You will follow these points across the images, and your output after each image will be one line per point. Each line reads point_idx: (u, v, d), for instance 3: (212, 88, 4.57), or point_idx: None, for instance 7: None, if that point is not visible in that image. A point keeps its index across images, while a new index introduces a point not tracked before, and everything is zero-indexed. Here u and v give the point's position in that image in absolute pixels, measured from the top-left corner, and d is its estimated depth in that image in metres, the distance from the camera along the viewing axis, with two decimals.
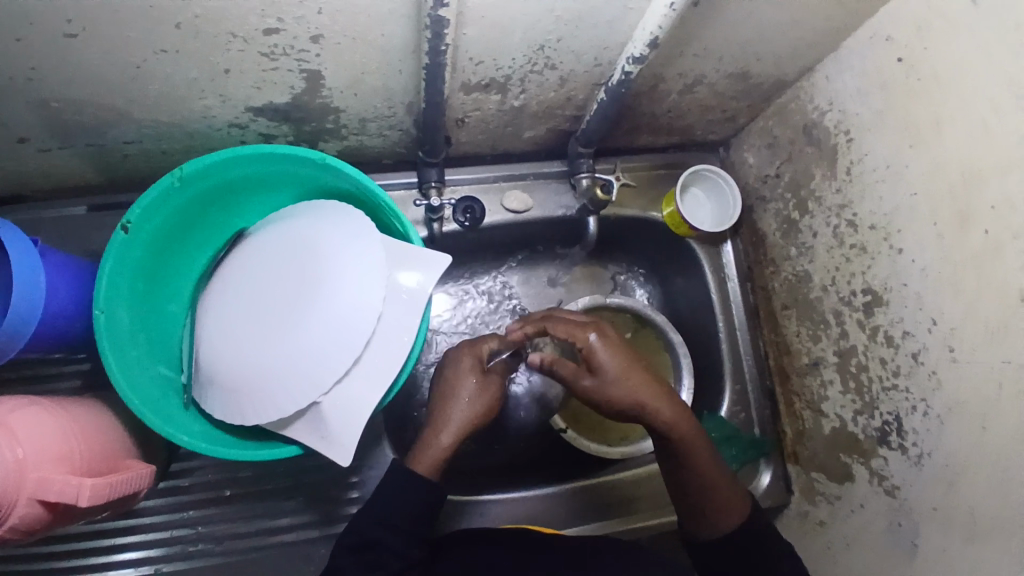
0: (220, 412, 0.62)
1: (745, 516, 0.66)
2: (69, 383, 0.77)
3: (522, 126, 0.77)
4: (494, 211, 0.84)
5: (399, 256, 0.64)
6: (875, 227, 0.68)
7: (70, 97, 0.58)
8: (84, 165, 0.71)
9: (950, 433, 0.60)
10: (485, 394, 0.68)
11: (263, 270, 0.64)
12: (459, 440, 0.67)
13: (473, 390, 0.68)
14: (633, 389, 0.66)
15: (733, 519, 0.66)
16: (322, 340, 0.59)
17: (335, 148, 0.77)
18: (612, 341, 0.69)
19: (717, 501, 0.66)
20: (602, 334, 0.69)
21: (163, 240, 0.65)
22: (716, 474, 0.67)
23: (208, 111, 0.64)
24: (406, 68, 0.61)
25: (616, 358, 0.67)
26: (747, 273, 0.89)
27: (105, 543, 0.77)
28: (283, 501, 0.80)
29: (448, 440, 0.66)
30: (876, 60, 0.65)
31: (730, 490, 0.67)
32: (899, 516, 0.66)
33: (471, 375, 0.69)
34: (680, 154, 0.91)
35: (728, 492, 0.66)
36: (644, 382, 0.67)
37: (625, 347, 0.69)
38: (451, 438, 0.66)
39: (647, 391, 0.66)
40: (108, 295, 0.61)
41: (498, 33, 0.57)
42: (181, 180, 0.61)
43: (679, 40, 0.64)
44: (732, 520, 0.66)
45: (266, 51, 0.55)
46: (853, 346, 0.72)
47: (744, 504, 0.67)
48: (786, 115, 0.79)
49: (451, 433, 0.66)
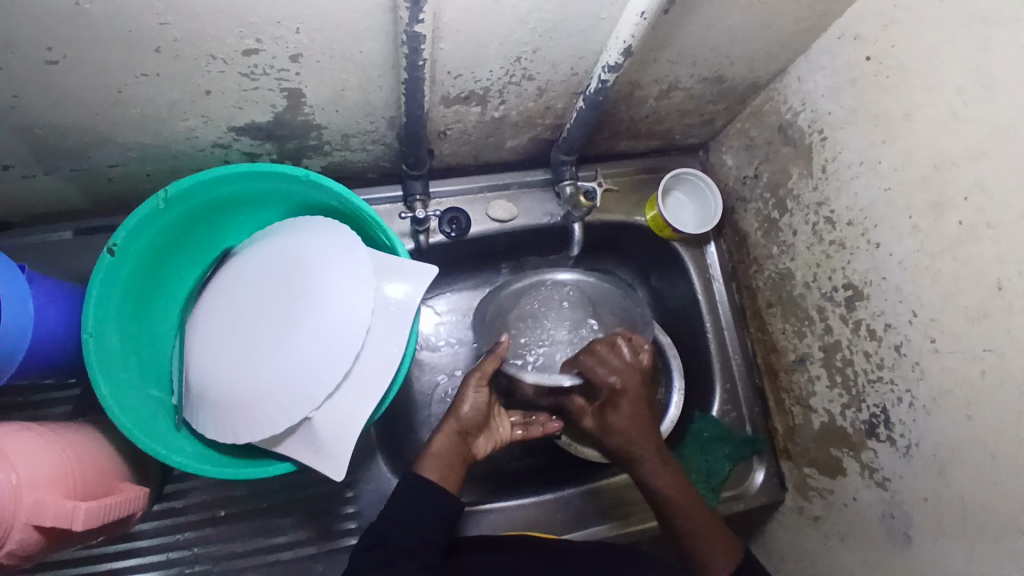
0: (213, 432, 0.62)
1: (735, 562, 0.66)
2: (59, 409, 0.76)
3: (503, 137, 0.78)
4: (480, 221, 0.84)
5: (386, 269, 0.65)
6: (852, 223, 0.69)
7: (53, 123, 0.59)
8: (67, 190, 0.72)
9: (936, 422, 0.61)
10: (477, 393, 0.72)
11: (251, 288, 0.65)
12: (452, 440, 0.69)
13: (463, 396, 0.72)
14: (633, 438, 0.70)
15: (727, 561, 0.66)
16: (311, 356, 0.60)
17: (319, 165, 0.78)
18: (630, 395, 0.71)
19: (708, 545, 0.66)
20: (625, 389, 0.70)
21: (152, 262, 0.66)
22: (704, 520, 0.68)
23: (191, 132, 0.65)
24: (386, 83, 0.62)
25: (628, 413, 0.70)
26: (731, 273, 0.90)
27: (100, 568, 0.76)
28: (280, 518, 0.79)
29: (441, 440, 0.69)
30: (845, 60, 0.67)
31: (719, 533, 0.67)
32: (891, 508, 0.67)
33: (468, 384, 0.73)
34: (660, 158, 0.93)
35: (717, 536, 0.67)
36: (646, 441, 0.70)
37: (644, 399, 0.71)
38: (443, 439, 0.69)
39: (645, 444, 0.70)
40: (97, 318, 0.61)
41: (473, 47, 0.58)
42: (166, 202, 0.62)
43: (653, 48, 0.65)
44: (724, 564, 0.65)
45: (247, 72, 0.56)
46: (837, 341, 0.73)
47: (737, 551, 0.66)
48: (762, 116, 0.80)
49: (449, 435, 0.70)
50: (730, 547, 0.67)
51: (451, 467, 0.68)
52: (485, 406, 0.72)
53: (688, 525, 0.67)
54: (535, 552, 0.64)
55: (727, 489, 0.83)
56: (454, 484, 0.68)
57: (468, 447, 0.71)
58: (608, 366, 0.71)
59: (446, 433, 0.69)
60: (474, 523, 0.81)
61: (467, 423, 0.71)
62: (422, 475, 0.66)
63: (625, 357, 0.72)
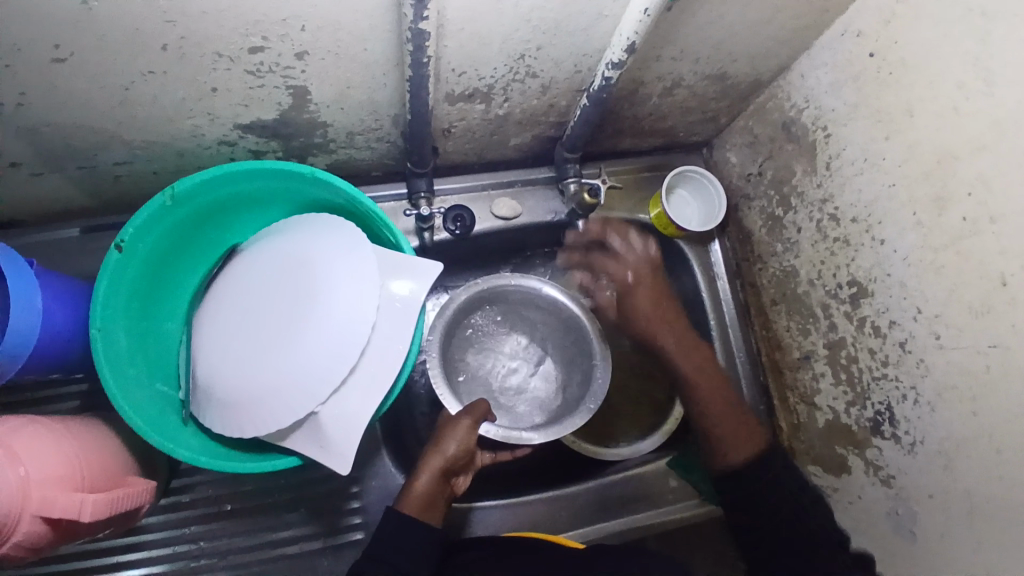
0: (220, 427, 0.63)
1: (760, 451, 0.74)
2: (66, 404, 0.77)
3: (507, 134, 0.79)
4: (484, 219, 0.85)
5: (391, 265, 0.65)
6: (856, 220, 0.69)
7: (60, 121, 0.59)
8: (75, 188, 0.72)
9: (941, 418, 0.61)
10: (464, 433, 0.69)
11: (256, 285, 0.65)
12: (437, 478, 0.68)
13: (450, 434, 0.69)
14: (661, 322, 0.81)
15: (744, 452, 0.74)
16: (315, 352, 0.60)
17: (325, 162, 0.78)
18: (651, 279, 0.82)
19: (735, 444, 0.75)
20: (640, 275, 0.82)
21: (159, 259, 0.67)
22: (735, 429, 0.76)
23: (197, 130, 0.65)
24: (391, 81, 0.63)
25: (651, 304, 0.81)
26: (736, 270, 0.90)
27: (107, 561, 0.76)
28: (286, 513, 0.80)
29: (426, 479, 0.67)
30: (848, 56, 0.67)
31: (745, 429, 0.76)
32: (896, 505, 0.67)
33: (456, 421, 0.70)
34: (664, 156, 0.93)
35: (747, 444, 0.74)
36: (668, 332, 0.81)
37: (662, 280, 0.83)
38: (429, 477, 0.67)
39: (668, 336, 0.81)
40: (105, 315, 0.61)
41: (477, 44, 0.59)
42: (172, 199, 0.62)
43: (657, 45, 0.65)
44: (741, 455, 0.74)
45: (252, 70, 0.57)
46: (842, 338, 0.73)
47: (761, 441, 0.75)
48: (765, 113, 0.80)
49: (432, 473, 0.68)
50: (754, 442, 0.75)
51: (433, 505, 0.67)
52: (473, 447, 0.69)
53: (718, 428, 0.76)
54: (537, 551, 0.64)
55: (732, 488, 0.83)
56: (436, 523, 0.67)
57: (450, 485, 0.70)
58: (632, 249, 0.82)
59: (434, 471, 0.67)
60: (478, 520, 0.81)
61: (454, 463, 0.69)
62: (404, 513, 0.65)
63: (643, 249, 0.83)
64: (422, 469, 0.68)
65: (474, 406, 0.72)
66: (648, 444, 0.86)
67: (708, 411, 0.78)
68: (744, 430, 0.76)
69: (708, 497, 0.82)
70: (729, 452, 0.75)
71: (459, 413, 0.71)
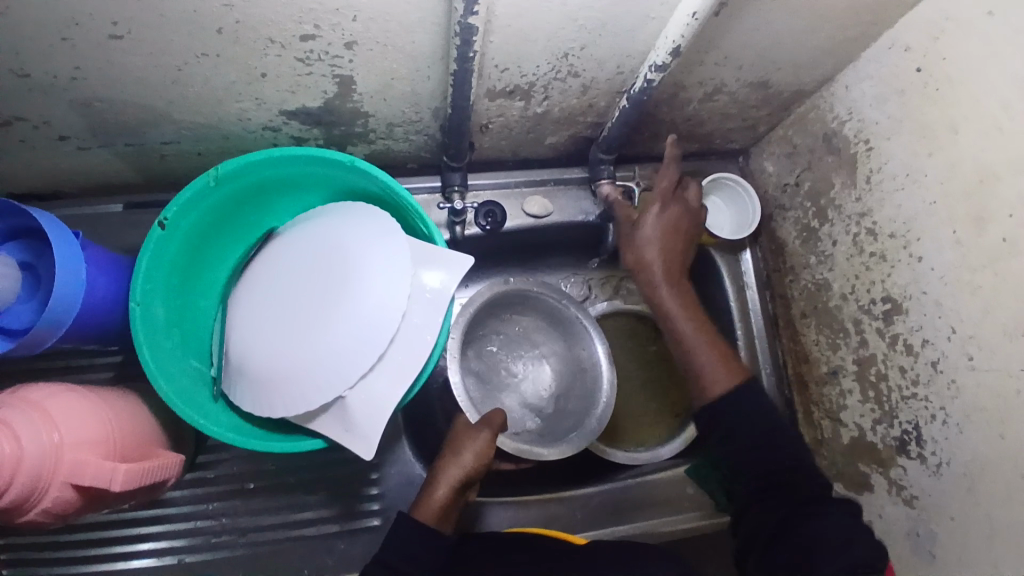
0: (248, 405, 0.64)
1: (742, 380, 0.70)
2: (101, 374, 0.79)
3: (544, 133, 0.79)
4: (515, 215, 0.85)
5: (423, 256, 0.66)
6: (894, 235, 0.68)
7: (112, 97, 0.61)
8: (121, 164, 0.74)
9: (969, 442, 0.60)
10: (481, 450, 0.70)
11: (291, 267, 0.66)
12: (453, 492, 0.69)
13: (466, 449, 0.70)
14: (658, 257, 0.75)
15: (727, 384, 0.70)
16: (345, 337, 0.61)
17: (363, 152, 0.80)
18: (670, 221, 0.76)
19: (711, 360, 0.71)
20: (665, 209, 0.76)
21: (199, 237, 0.68)
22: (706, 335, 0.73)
23: (243, 114, 0.67)
24: (434, 74, 0.64)
25: (661, 219, 0.76)
26: (766, 281, 0.89)
27: (130, 532, 0.78)
28: (305, 495, 0.81)
29: (443, 492, 0.68)
30: (894, 70, 0.66)
31: (724, 364, 0.71)
32: (917, 526, 0.66)
33: (474, 434, 0.71)
34: (699, 162, 0.92)
35: (716, 356, 0.71)
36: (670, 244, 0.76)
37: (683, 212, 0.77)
38: (446, 491, 0.68)
39: (664, 259, 0.75)
40: (145, 289, 0.63)
41: (522, 41, 0.59)
42: (216, 180, 0.64)
43: (700, 49, 0.65)
44: (723, 387, 0.69)
45: (301, 57, 0.58)
46: (873, 355, 0.72)
47: (743, 375, 0.70)
48: (806, 124, 0.79)
49: (448, 486, 0.69)
50: (737, 377, 0.70)
51: (445, 516, 0.69)
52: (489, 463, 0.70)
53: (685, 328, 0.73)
54: (550, 551, 0.65)
55: None
56: (446, 531, 0.69)
57: (464, 496, 0.71)
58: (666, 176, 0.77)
59: (453, 486, 0.68)
60: (492, 514, 0.82)
61: (470, 478, 0.69)
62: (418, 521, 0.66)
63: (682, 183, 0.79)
64: (437, 481, 0.69)
65: (491, 417, 0.72)
66: (669, 451, 0.86)
67: (688, 344, 0.73)
68: (721, 356, 0.71)
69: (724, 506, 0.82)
70: (712, 375, 0.70)
71: (477, 425, 0.72)
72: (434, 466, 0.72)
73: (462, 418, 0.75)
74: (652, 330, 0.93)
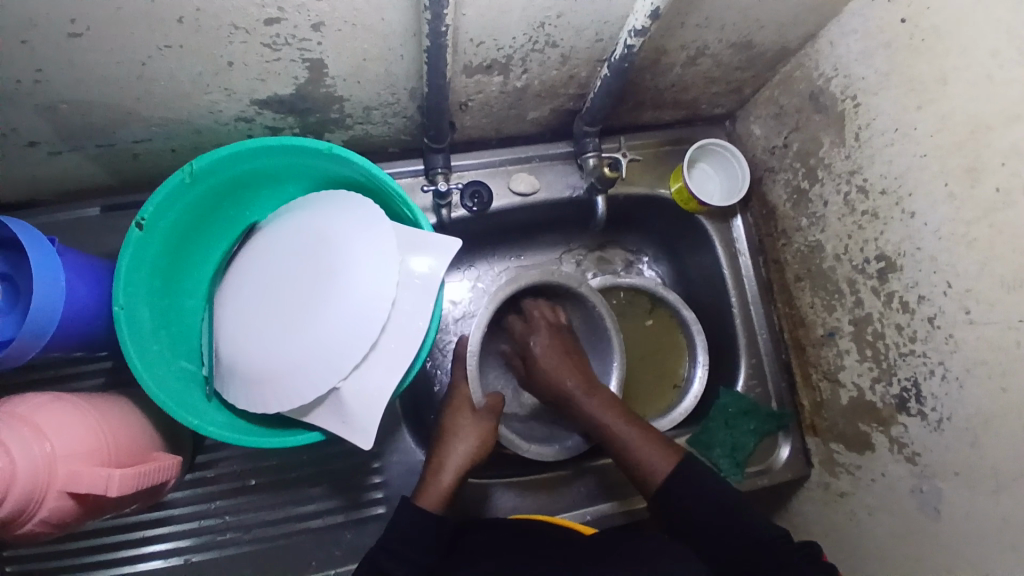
0: (241, 402, 0.63)
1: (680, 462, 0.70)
2: (92, 381, 0.78)
3: (525, 108, 0.77)
4: (501, 194, 0.83)
5: (409, 241, 0.65)
6: (885, 192, 0.67)
7: (79, 98, 0.59)
8: (95, 166, 0.72)
9: (969, 396, 0.60)
10: (484, 438, 0.74)
11: (276, 261, 0.65)
12: (459, 477, 0.71)
13: (472, 438, 0.73)
14: (558, 373, 0.79)
15: (672, 461, 0.70)
16: (335, 327, 0.60)
17: (341, 139, 0.77)
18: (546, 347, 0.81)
19: (651, 450, 0.71)
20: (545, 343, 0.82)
21: (179, 236, 0.67)
22: (648, 436, 0.72)
23: (214, 106, 0.65)
24: (408, 53, 0.61)
25: (548, 358, 0.81)
26: (759, 246, 0.88)
27: (135, 536, 0.78)
28: (308, 488, 0.81)
29: (450, 477, 0.70)
30: (879, 21, 0.64)
31: (659, 446, 0.71)
32: (920, 482, 0.66)
33: (479, 418, 0.75)
34: (686, 129, 0.90)
35: (659, 449, 0.71)
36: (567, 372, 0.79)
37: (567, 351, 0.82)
38: (453, 475, 0.70)
39: (570, 378, 0.78)
40: (127, 292, 0.62)
41: (495, 12, 0.57)
42: (191, 176, 0.62)
43: (680, 11, 0.63)
44: (670, 467, 0.69)
45: (268, 42, 0.56)
46: (869, 314, 0.71)
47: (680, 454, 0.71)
48: (791, 83, 0.78)
49: (453, 472, 0.71)
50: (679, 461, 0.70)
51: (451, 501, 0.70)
52: (490, 447, 0.74)
53: (628, 441, 0.72)
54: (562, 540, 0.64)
55: (753, 464, 0.83)
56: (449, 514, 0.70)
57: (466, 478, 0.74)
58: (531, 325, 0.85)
59: (461, 471, 0.71)
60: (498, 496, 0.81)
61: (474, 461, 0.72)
62: (428, 508, 0.68)
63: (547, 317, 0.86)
64: (441, 467, 0.71)
65: (492, 402, 0.77)
66: (669, 421, 0.84)
67: (631, 445, 0.72)
68: (658, 444, 0.72)
69: (729, 475, 0.81)
70: (653, 462, 0.70)
71: (480, 413, 0.76)
72: (431, 452, 0.73)
73: (466, 396, 0.77)
74: (647, 303, 0.93)
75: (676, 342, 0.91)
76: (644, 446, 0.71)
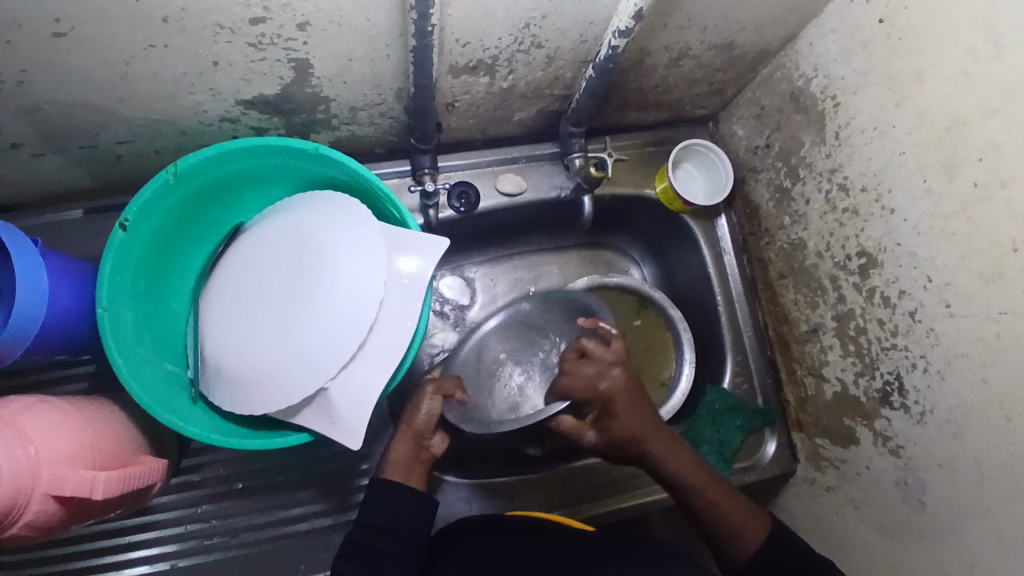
0: (229, 404, 0.63)
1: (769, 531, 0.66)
2: (74, 386, 0.77)
3: (511, 108, 0.78)
4: (489, 195, 0.84)
5: (397, 242, 0.65)
6: (866, 189, 0.68)
7: (62, 99, 0.59)
8: (78, 168, 0.72)
9: (950, 387, 0.61)
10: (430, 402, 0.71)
11: (264, 262, 0.65)
12: (413, 445, 0.69)
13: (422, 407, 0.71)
14: (642, 429, 0.66)
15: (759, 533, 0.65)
16: (324, 328, 0.60)
17: (327, 140, 0.77)
18: (625, 395, 0.67)
19: (744, 519, 0.66)
20: (617, 386, 0.67)
21: (163, 238, 0.66)
22: (735, 501, 0.67)
23: (198, 107, 0.65)
24: (394, 53, 0.62)
25: (629, 408, 0.67)
26: (743, 245, 0.89)
27: (121, 541, 0.77)
28: (297, 491, 0.80)
29: (402, 446, 0.69)
30: (857, 22, 0.66)
31: (746, 513, 0.66)
32: (905, 475, 0.67)
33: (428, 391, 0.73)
34: (670, 130, 0.91)
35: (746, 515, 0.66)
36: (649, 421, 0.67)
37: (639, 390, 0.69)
38: (405, 444, 0.69)
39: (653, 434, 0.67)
40: (111, 294, 0.61)
41: (480, 13, 0.58)
42: (175, 177, 0.62)
43: (663, 13, 0.64)
44: (756, 535, 0.65)
45: (253, 42, 0.56)
46: (851, 310, 0.72)
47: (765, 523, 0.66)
48: (772, 84, 0.79)
49: (409, 439, 0.69)
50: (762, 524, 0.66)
51: (412, 472, 0.68)
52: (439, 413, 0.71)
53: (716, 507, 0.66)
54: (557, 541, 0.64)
55: (739, 460, 0.84)
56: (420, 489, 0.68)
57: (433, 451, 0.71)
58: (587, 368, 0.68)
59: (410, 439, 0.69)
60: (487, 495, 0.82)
61: (422, 427, 0.70)
62: (394, 478, 0.66)
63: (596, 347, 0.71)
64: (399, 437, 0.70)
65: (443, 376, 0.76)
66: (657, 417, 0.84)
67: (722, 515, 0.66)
68: (743, 508, 0.67)
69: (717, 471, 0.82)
70: (745, 531, 0.65)
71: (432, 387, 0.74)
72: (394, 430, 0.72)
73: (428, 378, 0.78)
74: (635, 305, 0.93)
75: (662, 342, 0.92)
76: (735, 513, 0.66)
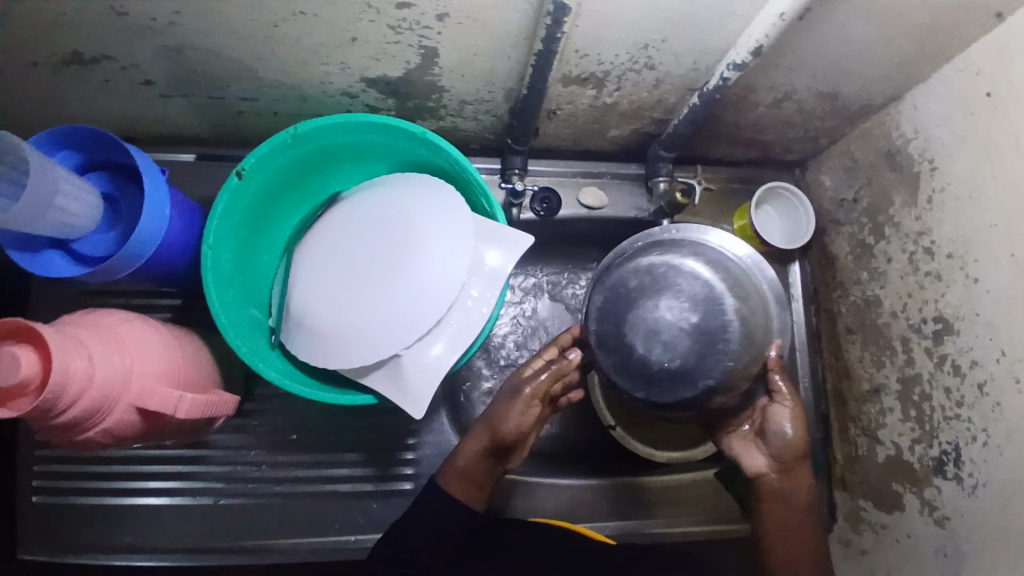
0: (304, 355, 0.66)
1: None
2: (159, 314, 0.82)
3: (608, 124, 0.80)
4: (571, 205, 0.86)
5: (485, 232, 0.68)
6: (952, 255, 0.68)
7: (205, 47, 0.64)
8: (201, 114, 0.77)
9: (1008, 462, 0.60)
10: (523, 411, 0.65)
11: (360, 228, 0.68)
12: (482, 455, 0.66)
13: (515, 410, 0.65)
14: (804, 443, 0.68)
15: None
16: (409, 300, 0.63)
17: (430, 127, 0.82)
18: None
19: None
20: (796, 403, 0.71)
21: (269, 192, 0.71)
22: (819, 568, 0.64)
23: (326, 77, 0.69)
24: (515, 54, 0.65)
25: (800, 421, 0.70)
26: (813, 295, 0.90)
27: (172, 470, 0.81)
28: (344, 454, 0.83)
29: (471, 449, 0.66)
30: (966, 90, 0.66)
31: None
32: (947, 547, 0.66)
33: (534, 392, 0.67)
34: (756, 170, 0.93)
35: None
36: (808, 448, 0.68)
37: None
38: (474, 448, 0.66)
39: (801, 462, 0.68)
40: (216, 236, 0.65)
41: (605, 29, 0.61)
42: (294, 138, 0.66)
43: (774, 54, 0.66)
44: None
45: (394, 24, 0.60)
46: (918, 374, 0.72)
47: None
48: (869, 139, 0.79)
49: (483, 441, 0.66)
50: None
51: (474, 481, 0.66)
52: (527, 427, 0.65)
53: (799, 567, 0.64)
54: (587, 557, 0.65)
55: None
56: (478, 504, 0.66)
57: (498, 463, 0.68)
58: None
59: (481, 447, 0.65)
60: (520, 492, 0.83)
61: (501, 437, 0.65)
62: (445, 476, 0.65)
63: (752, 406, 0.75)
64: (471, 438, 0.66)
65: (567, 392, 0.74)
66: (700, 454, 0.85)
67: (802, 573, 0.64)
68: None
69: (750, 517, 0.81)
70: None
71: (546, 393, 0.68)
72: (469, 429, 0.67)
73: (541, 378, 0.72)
74: None
75: None
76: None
